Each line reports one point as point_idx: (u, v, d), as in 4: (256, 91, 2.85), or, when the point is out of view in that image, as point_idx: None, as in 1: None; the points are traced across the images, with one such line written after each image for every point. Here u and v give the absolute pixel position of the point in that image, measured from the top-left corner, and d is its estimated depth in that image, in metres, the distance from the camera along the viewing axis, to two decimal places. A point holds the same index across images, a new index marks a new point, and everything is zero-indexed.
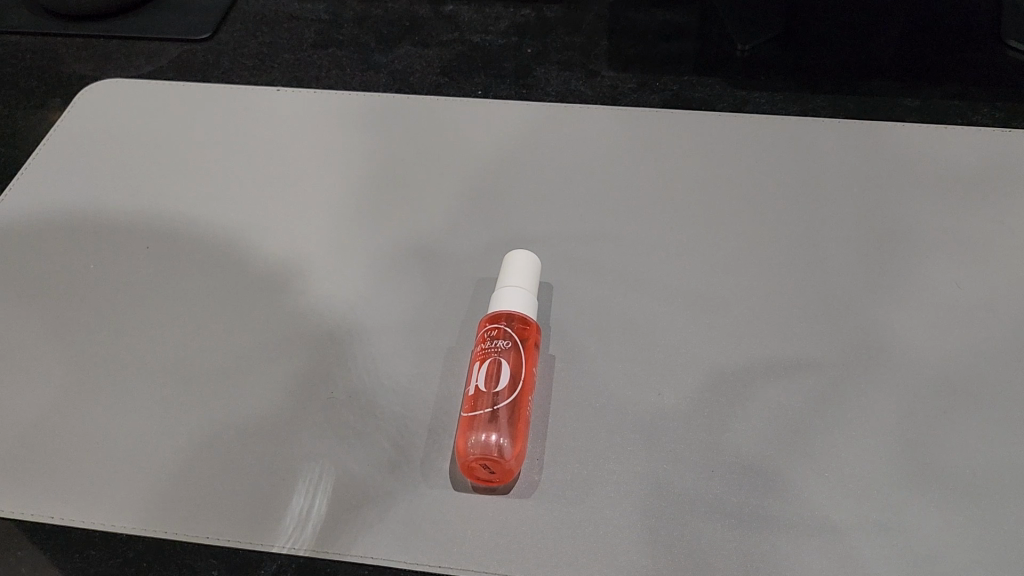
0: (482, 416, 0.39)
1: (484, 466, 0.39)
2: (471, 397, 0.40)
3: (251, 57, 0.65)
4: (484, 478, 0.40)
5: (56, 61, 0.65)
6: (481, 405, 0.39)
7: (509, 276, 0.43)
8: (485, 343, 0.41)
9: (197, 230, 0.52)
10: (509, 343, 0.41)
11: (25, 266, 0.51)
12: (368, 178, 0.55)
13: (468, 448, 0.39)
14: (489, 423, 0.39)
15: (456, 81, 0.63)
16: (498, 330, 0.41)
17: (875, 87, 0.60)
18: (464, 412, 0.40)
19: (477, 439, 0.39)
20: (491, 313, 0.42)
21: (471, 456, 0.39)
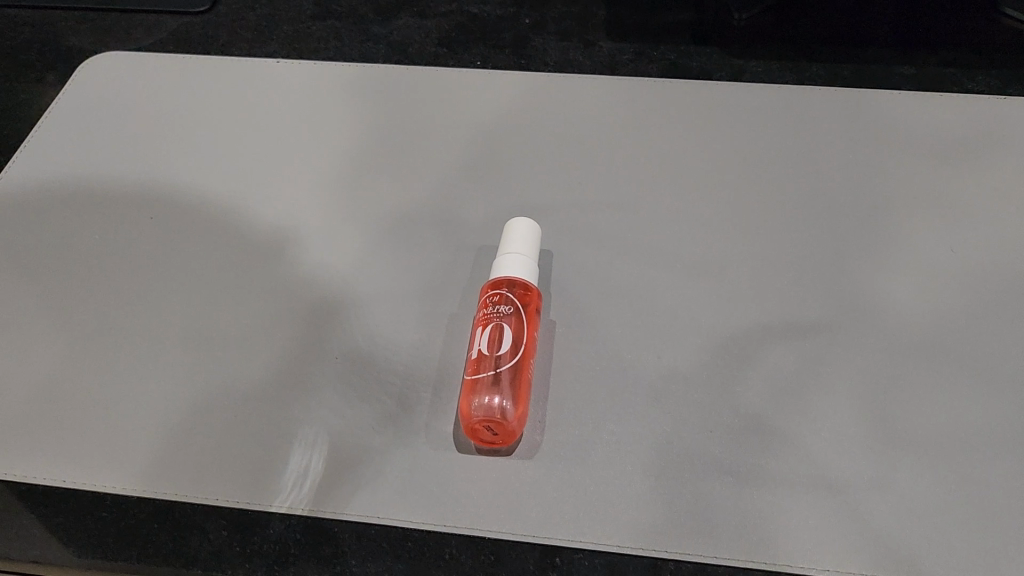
0: (484, 379, 0.40)
1: (488, 427, 0.40)
2: (473, 361, 0.41)
3: (251, 30, 0.65)
4: (488, 440, 0.40)
5: (57, 35, 0.65)
6: (483, 367, 0.40)
7: (512, 245, 0.43)
8: (487, 309, 0.42)
9: (200, 200, 0.53)
10: (512, 307, 0.42)
11: (32, 236, 0.52)
12: (368, 148, 0.55)
13: (472, 410, 0.39)
14: (492, 386, 0.40)
15: (455, 53, 0.63)
16: (502, 296, 0.42)
17: (871, 55, 0.60)
18: (467, 376, 0.41)
19: (480, 401, 0.39)
20: (491, 280, 0.43)
21: (474, 418, 0.39)
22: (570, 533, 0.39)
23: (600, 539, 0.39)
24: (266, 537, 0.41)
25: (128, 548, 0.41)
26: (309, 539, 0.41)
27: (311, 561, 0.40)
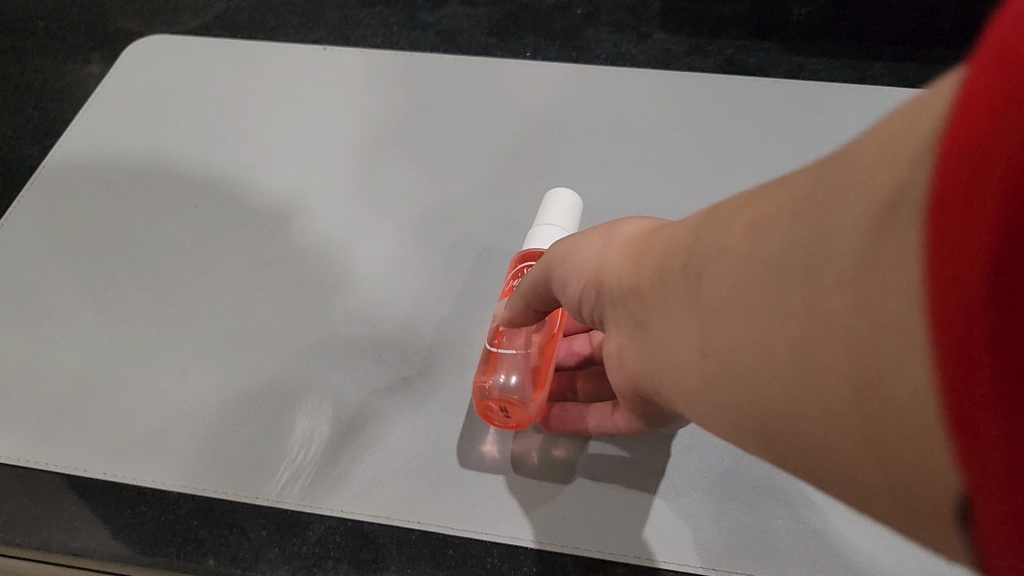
0: (503, 356, 0.38)
1: (501, 407, 0.38)
2: (495, 337, 0.39)
3: (298, 16, 0.63)
4: (500, 420, 0.39)
5: (105, 16, 0.64)
6: (509, 342, 0.38)
7: (561, 217, 0.42)
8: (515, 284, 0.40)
9: (246, 189, 0.52)
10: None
11: (79, 221, 0.51)
12: (415, 141, 0.54)
13: (488, 389, 0.38)
14: (509, 364, 0.38)
15: (506, 44, 0.61)
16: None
17: (937, 55, 0.58)
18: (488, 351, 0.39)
19: (497, 379, 0.38)
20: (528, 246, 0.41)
21: (490, 397, 0.38)
22: (617, 547, 0.38)
23: (649, 554, 0.38)
24: (306, 537, 0.40)
25: (167, 545, 0.40)
26: (351, 544, 0.40)
27: (352, 567, 0.39)
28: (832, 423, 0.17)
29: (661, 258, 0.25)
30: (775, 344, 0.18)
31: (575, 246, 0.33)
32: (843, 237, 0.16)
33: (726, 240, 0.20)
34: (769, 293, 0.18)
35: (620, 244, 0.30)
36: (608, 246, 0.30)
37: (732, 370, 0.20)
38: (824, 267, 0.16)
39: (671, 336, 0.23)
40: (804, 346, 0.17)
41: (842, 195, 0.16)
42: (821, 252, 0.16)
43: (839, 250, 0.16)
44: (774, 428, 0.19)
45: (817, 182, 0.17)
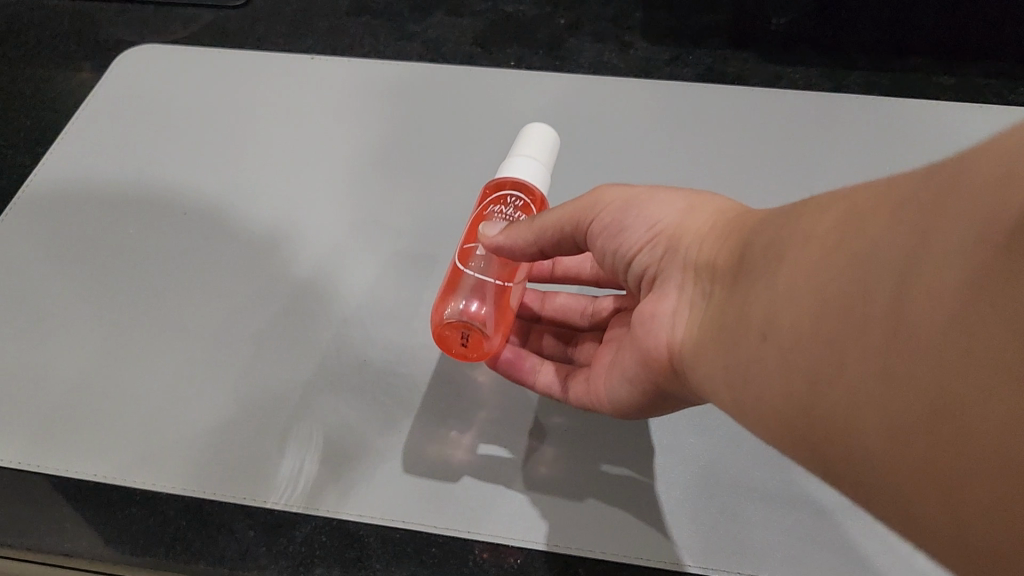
0: (465, 280, 0.36)
1: (462, 331, 0.36)
2: (461, 260, 0.37)
3: (285, 24, 0.64)
4: (458, 351, 0.37)
5: (94, 26, 0.64)
6: (477, 265, 0.37)
7: (533, 150, 0.39)
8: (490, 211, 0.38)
9: (233, 196, 0.52)
10: (516, 212, 0.38)
11: (65, 226, 0.51)
12: (403, 147, 0.54)
13: (444, 312, 0.36)
14: (471, 290, 0.36)
15: (491, 53, 0.62)
16: (526, 205, 0.38)
17: (912, 63, 0.59)
18: (450, 277, 0.37)
19: (455, 303, 0.36)
20: (503, 178, 0.39)
21: (444, 322, 0.36)
22: (599, 546, 0.39)
23: (630, 554, 0.39)
24: (292, 538, 0.41)
25: (157, 544, 0.41)
26: (336, 542, 0.41)
27: (338, 566, 0.40)
28: (895, 414, 0.20)
29: (750, 255, 0.28)
30: (850, 337, 0.21)
31: (655, 197, 0.36)
32: (947, 245, 0.19)
33: (831, 257, 0.23)
34: (856, 287, 0.22)
35: (703, 221, 0.33)
36: (690, 216, 0.34)
37: (807, 364, 0.23)
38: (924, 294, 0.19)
39: (751, 336, 0.26)
40: (891, 344, 0.20)
41: (963, 213, 0.19)
42: (921, 248, 0.20)
43: (945, 275, 0.19)
44: (831, 419, 0.22)
45: (929, 194, 0.21)
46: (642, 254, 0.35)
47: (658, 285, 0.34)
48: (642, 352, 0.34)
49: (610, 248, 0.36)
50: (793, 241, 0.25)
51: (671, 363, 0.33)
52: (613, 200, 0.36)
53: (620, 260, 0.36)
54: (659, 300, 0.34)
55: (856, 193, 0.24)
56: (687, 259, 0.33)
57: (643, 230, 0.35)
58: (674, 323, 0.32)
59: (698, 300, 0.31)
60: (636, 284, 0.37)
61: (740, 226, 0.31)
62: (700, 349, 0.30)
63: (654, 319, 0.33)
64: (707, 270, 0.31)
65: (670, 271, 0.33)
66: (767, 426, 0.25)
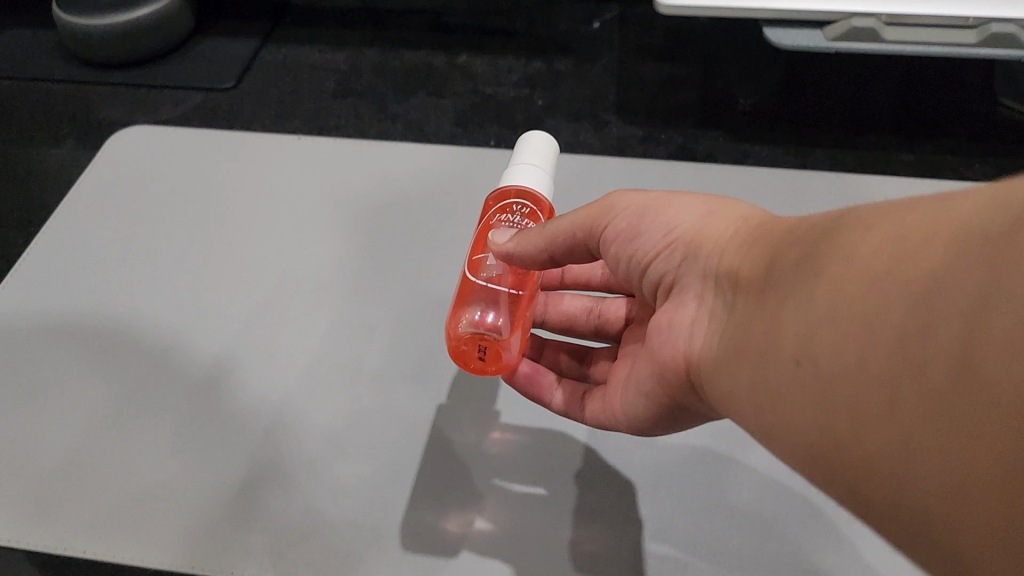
0: (479, 291, 0.34)
1: (479, 345, 0.34)
2: (471, 268, 0.35)
3: (273, 105, 0.66)
4: (476, 365, 0.35)
5: (88, 108, 0.65)
6: (485, 274, 0.35)
7: (531, 160, 0.37)
8: (497, 216, 0.37)
9: (226, 270, 0.51)
10: (523, 219, 0.36)
11: (61, 300, 0.51)
12: (393, 221, 0.53)
13: (459, 325, 0.34)
14: (485, 300, 0.34)
15: (471, 132, 0.65)
16: (533, 213, 0.36)
17: (872, 141, 0.62)
18: (461, 287, 0.35)
19: (470, 315, 0.34)
20: (504, 191, 0.37)
21: (461, 335, 0.34)
22: None
23: None
24: None
25: None
26: None
27: None
28: (965, 464, 0.19)
29: (774, 270, 0.26)
30: (912, 372, 0.20)
31: (672, 203, 0.34)
32: None
33: (874, 290, 0.22)
34: (920, 320, 0.20)
35: (723, 227, 0.31)
36: (711, 220, 0.32)
37: (854, 403, 0.22)
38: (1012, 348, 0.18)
39: (773, 362, 0.25)
40: (978, 404, 0.19)
41: None
42: (998, 295, 0.19)
43: None
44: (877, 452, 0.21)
45: (998, 234, 0.20)
46: (658, 261, 0.33)
47: (676, 294, 0.32)
48: (659, 364, 0.33)
49: (626, 255, 0.34)
50: (839, 254, 0.24)
51: (689, 376, 0.31)
52: (629, 208, 0.34)
53: (636, 266, 0.34)
54: (679, 310, 0.32)
55: (894, 218, 0.23)
56: (708, 268, 0.31)
57: (659, 235, 0.33)
58: (692, 334, 0.31)
59: (717, 309, 0.30)
60: (651, 292, 0.35)
61: (768, 234, 0.28)
62: (718, 362, 0.28)
63: (671, 331, 0.32)
64: (727, 278, 0.29)
65: (688, 278, 0.32)
66: (785, 439, 0.24)
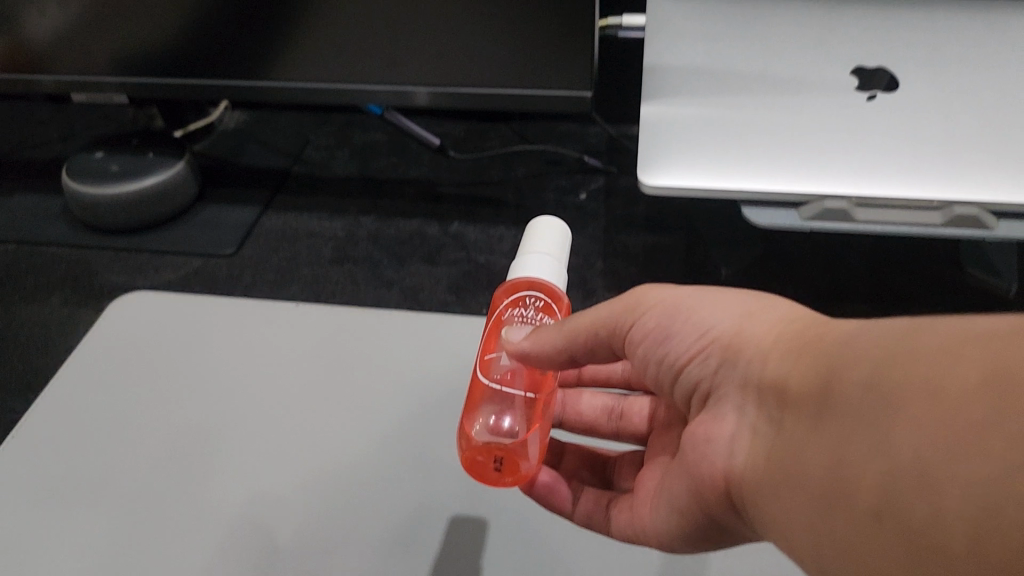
0: (492, 401, 0.38)
1: (496, 458, 0.37)
2: (483, 366, 0.39)
3: (273, 272, 0.67)
4: (493, 474, 0.38)
5: (90, 273, 0.66)
6: (496, 376, 0.38)
7: (540, 247, 0.41)
8: (509, 311, 0.40)
9: (221, 449, 0.50)
10: (536, 313, 0.40)
11: (58, 469, 0.50)
12: (391, 397, 0.53)
13: (475, 439, 0.38)
14: (500, 410, 0.38)
15: (463, 300, 0.66)
16: (546, 304, 0.40)
17: (851, 309, 0.64)
18: (473, 389, 0.39)
19: (484, 426, 0.38)
20: (518, 282, 0.40)
21: (478, 449, 0.37)
22: None
23: None
24: None
25: None
26: None
27: None
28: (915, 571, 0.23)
29: (823, 376, 0.29)
30: (934, 502, 0.23)
31: (703, 303, 0.37)
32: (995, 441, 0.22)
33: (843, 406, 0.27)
34: (920, 466, 0.23)
35: (763, 331, 0.34)
36: (748, 325, 0.34)
37: (871, 515, 0.25)
38: (939, 480, 0.23)
39: (811, 468, 0.28)
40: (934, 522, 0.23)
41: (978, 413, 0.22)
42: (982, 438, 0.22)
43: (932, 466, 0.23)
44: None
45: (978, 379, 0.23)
46: (693, 365, 0.36)
47: (712, 403, 0.35)
48: (694, 475, 0.36)
49: (655, 355, 0.38)
50: (869, 390, 0.26)
51: (726, 489, 0.34)
52: (658, 312, 0.38)
53: (667, 371, 0.38)
54: (718, 421, 0.35)
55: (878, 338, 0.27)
56: (745, 376, 0.33)
57: (693, 338, 0.36)
58: (732, 448, 0.33)
59: (764, 422, 0.32)
60: (684, 397, 0.38)
61: (824, 341, 0.30)
62: (758, 475, 0.31)
63: (709, 443, 0.35)
64: (774, 390, 0.31)
65: (725, 388, 0.34)
66: (835, 544, 0.27)
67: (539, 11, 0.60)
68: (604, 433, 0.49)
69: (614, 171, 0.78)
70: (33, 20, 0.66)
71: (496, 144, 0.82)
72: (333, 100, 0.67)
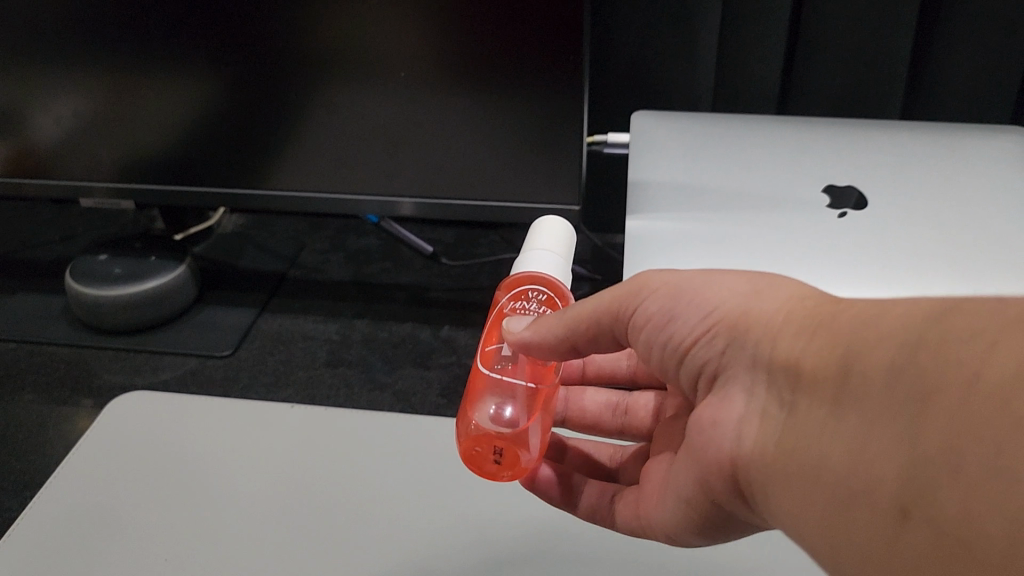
0: (492, 390, 0.40)
1: (497, 447, 0.39)
2: (484, 361, 0.42)
3: (268, 374, 0.69)
4: (494, 465, 0.40)
5: (89, 373, 0.67)
6: (495, 368, 0.41)
7: (542, 245, 0.44)
8: (513, 305, 0.43)
9: (219, 547, 0.51)
10: (537, 305, 0.43)
11: (53, 566, 0.50)
12: (387, 497, 0.54)
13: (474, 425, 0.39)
14: (499, 398, 0.40)
15: (454, 402, 0.67)
16: (547, 298, 0.43)
17: None
18: (473, 383, 0.41)
19: (484, 412, 0.39)
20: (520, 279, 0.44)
21: (478, 435, 0.39)
22: None
23: None
24: None
25: None
26: None
27: None
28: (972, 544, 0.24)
29: (850, 354, 0.30)
30: (993, 482, 0.24)
31: (706, 284, 0.38)
32: None
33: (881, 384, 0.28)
34: (974, 446, 0.24)
35: (772, 312, 0.34)
36: (758, 307, 0.35)
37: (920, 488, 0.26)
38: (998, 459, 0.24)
39: (848, 439, 0.29)
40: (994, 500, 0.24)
41: None
42: None
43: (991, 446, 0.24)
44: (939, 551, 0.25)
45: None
46: (698, 347, 0.37)
47: (720, 386, 0.36)
48: (700, 462, 0.37)
49: (658, 340, 0.38)
50: (910, 371, 0.27)
51: (735, 473, 0.35)
52: (659, 300, 0.38)
53: (671, 356, 0.38)
54: (725, 405, 0.36)
55: (913, 319, 0.28)
56: (756, 356, 0.34)
57: (697, 320, 0.37)
58: (741, 432, 0.35)
59: (774, 407, 0.33)
60: (689, 382, 0.39)
61: (842, 324, 0.31)
62: (779, 457, 0.32)
63: (717, 427, 0.36)
64: (787, 373, 0.32)
65: (733, 369, 0.35)
66: (863, 519, 0.28)
67: (526, 126, 0.63)
68: (607, 429, 0.53)
69: (599, 279, 0.81)
70: (43, 127, 0.68)
71: (485, 251, 0.84)
72: (325, 207, 0.70)
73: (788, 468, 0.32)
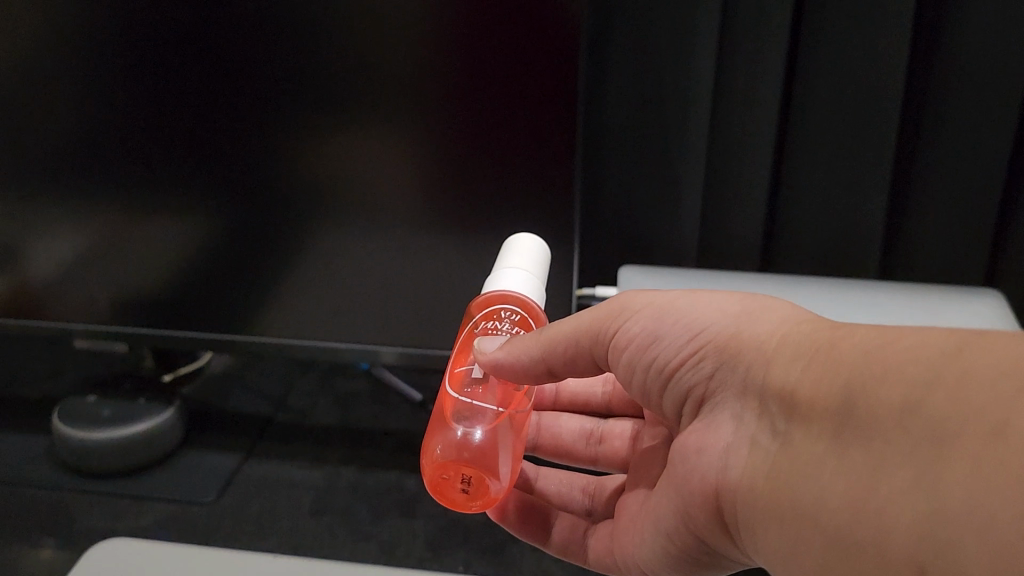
0: (461, 414, 0.42)
1: (464, 476, 0.41)
2: (454, 383, 0.44)
3: (251, 522, 0.67)
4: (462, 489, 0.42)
5: (69, 516, 0.65)
6: (463, 392, 0.43)
7: (509, 267, 0.46)
8: (487, 323, 0.45)
9: None
10: (510, 325, 0.45)
11: None
12: None
13: (442, 451, 0.41)
14: (467, 422, 0.42)
15: (441, 556, 0.65)
16: (520, 317, 0.45)
17: None
18: (443, 405, 0.43)
19: (453, 437, 0.41)
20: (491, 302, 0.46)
21: (445, 462, 0.41)
22: None
23: None
24: None
25: None
26: None
27: None
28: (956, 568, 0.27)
29: (852, 374, 0.32)
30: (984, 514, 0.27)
31: (691, 307, 0.41)
32: None
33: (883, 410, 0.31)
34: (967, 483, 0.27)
35: (762, 336, 0.37)
36: (745, 327, 0.38)
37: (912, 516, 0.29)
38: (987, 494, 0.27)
39: (843, 454, 0.32)
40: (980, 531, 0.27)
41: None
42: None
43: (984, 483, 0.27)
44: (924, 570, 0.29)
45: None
46: (685, 370, 0.40)
47: (709, 409, 0.40)
48: (688, 488, 0.41)
49: (641, 362, 0.42)
50: (912, 399, 0.30)
51: (716, 497, 0.39)
52: (643, 326, 0.42)
53: (658, 379, 0.42)
54: (715, 431, 0.39)
55: (921, 352, 0.31)
56: (746, 379, 0.37)
57: (684, 343, 0.40)
58: (728, 457, 0.38)
59: (762, 436, 0.36)
60: (673, 402, 0.42)
61: (842, 352, 0.33)
62: (769, 478, 0.36)
63: (703, 451, 0.40)
64: (782, 399, 0.35)
65: (723, 393, 0.39)
66: (854, 538, 0.31)
67: None
68: (581, 455, 0.58)
69: None
70: (43, 266, 0.70)
71: None
72: (314, 356, 0.70)
73: (782, 488, 0.35)
